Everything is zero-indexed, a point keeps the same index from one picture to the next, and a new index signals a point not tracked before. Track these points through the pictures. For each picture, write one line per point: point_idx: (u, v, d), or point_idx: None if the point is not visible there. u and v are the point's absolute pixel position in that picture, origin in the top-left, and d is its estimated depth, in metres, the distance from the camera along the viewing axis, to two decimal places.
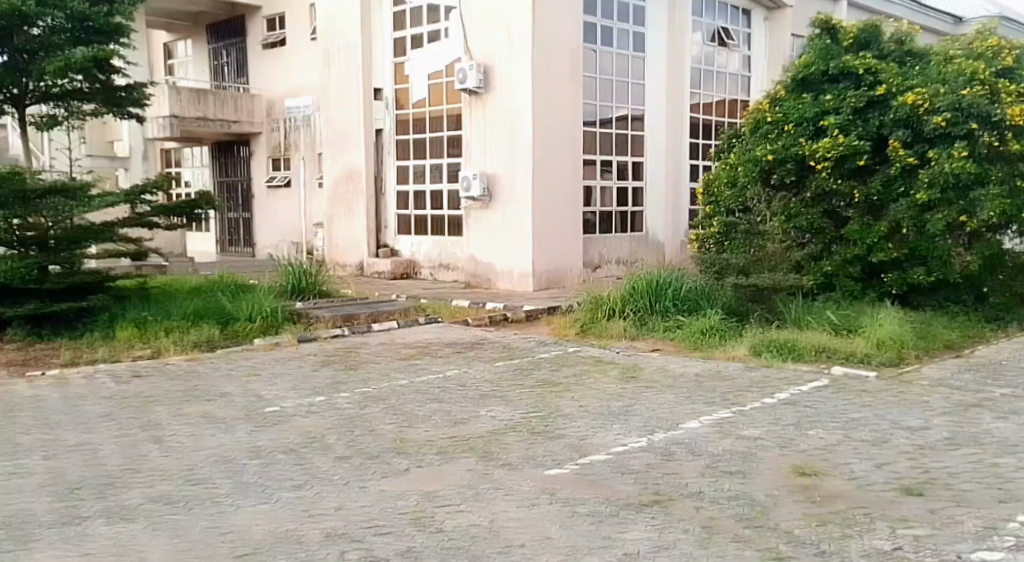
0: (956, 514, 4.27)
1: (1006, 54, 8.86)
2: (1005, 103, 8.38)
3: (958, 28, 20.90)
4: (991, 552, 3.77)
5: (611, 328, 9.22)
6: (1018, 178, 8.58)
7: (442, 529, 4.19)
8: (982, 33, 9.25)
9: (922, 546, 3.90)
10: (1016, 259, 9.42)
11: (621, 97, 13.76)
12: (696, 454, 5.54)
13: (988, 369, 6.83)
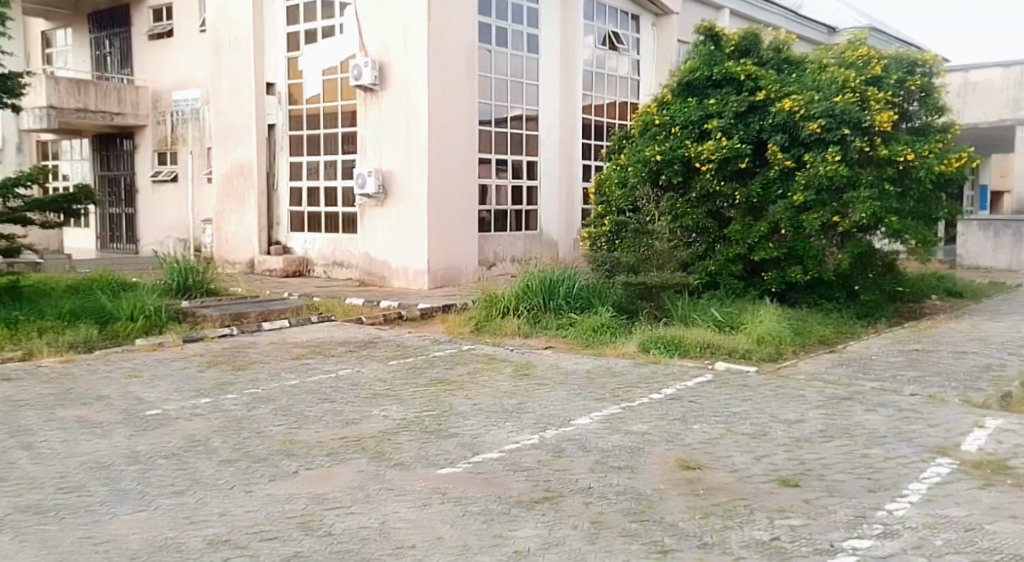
0: (829, 504, 4.46)
1: (875, 63, 9.32)
2: (874, 110, 8.83)
3: (832, 38, 21.83)
4: (860, 539, 3.94)
5: (505, 326, 9.22)
6: (886, 181, 8.91)
7: (331, 532, 4.01)
8: (853, 42, 9.74)
9: (798, 534, 4.04)
10: (886, 259, 9.83)
11: (516, 97, 13.79)
12: (586, 450, 5.58)
13: (857, 364, 7.21)
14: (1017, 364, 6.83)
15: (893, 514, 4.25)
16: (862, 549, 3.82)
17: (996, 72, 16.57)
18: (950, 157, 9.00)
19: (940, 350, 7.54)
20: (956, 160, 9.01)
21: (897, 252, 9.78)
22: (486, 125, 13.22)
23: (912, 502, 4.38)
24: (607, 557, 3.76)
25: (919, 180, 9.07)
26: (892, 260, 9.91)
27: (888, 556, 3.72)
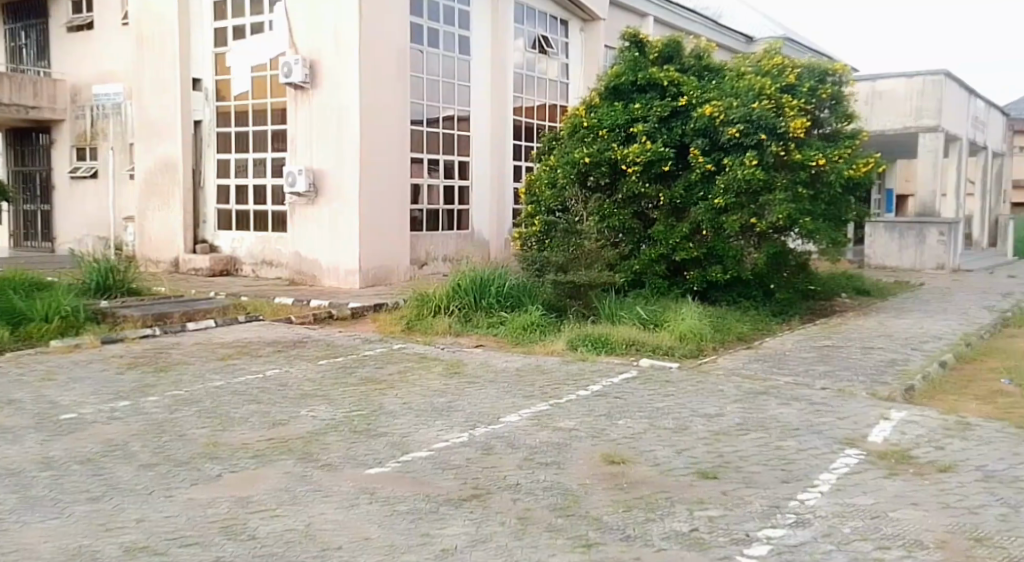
0: (745, 494, 4.62)
1: (789, 71, 9.68)
2: (788, 116, 9.17)
3: (750, 46, 22.26)
4: (774, 529, 4.10)
5: (437, 325, 9.21)
6: (800, 185, 9.28)
7: (254, 536, 3.94)
8: (768, 51, 10.07)
9: (716, 525, 4.18)
10: (800, 258, 10.20)
11: (448, 98, 13.78)
12: (514, 447, 5.63)
13: (773, 359, 7.48)
14: (919, 358, 7.21)
15: (804, 503, 4.43)
16: (775, 538, 3.97)
17: (900, 83, 16.93)
18: (857, 162, 9.43)
19: (850, 345, 7.89)
20: (864, 165, 9.44)
21: (809, 253, 10.19)
22: (417, 124, 13.17)
23: (822, 491, 4.57)
24: (533, 553, 3.80)
25: (829, 183, 9.46)
26: (806, 259, 10.25)
27: (799, 544, 3.88)
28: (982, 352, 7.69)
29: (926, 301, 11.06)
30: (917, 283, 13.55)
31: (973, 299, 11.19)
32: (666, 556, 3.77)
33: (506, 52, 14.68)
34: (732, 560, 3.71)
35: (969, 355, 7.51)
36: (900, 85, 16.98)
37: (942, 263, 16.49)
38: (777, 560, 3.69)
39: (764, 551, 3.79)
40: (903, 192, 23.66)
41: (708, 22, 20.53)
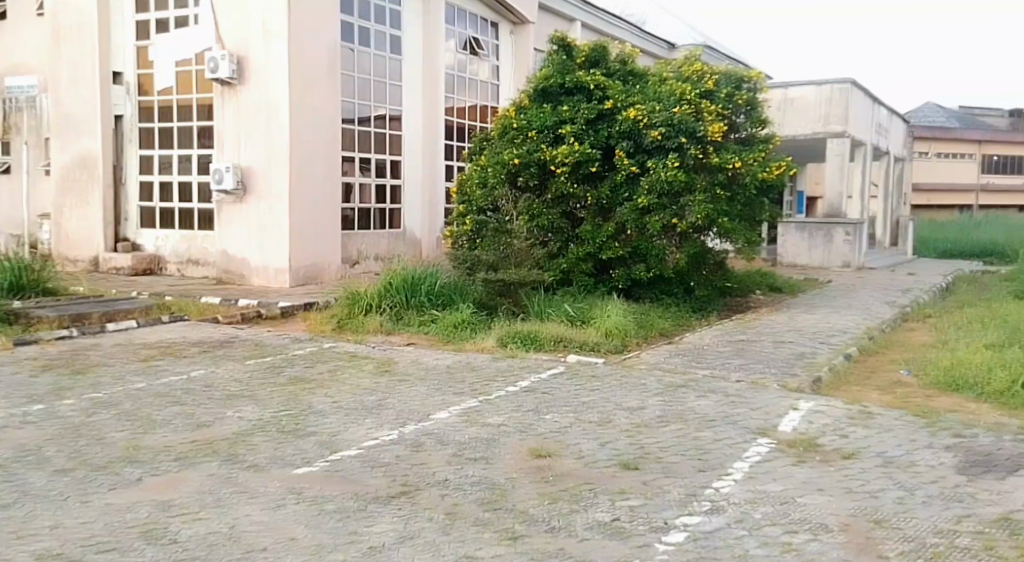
0: (664, 484, 4.80)
1: (708, 78, 10.00)
2: (707, 121, 9.50)
3: (671, 53, 22.50)
4: (691, 516, 4.27)
5: (368, 324, 9.18)
6: (718, 187, 9.62)
7: (175, 540, 3.89)
8: (688, 58, 10.38)
9: (637, 515, 4.33)
10: (718, 257, 10.60)
11: (379, 96, 13.72)
12: (444, 443, 5.69)
13: (694, 354, 7.74)
14: (827, 351, 7.59)
15: (720, 491, 4.62)
16: (692, 526, 4.14)
17: (808, 90, 17.18)
18: (771, 166, 9.82)
19: (764, 339, 8.24)
20: (777, 168, 9.83)
21: (726, 252, 10.58)
22: (348, 123, 13.06)
23: (737, 479, 4.77)
24: (460, 546, 3.87)
25: (744, 185, 9.84)
26: (723, 257, 10.66)
27: (714, 531, 4.06)
28: (885, 345, 8.14)
29: (833, 297, 11.61)
30: (825, 280, 14.20)
31: (877, 295, 11.80)
32: (589, 546, 3.89)
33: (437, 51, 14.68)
34: (651, 548, 3.86)
35: (874, 348, 7.94)
36: (811, 92, 17.12)
37: (848, 262, 16.90)
38: (693, 546, 3.86)
39: (681, 538, 3.96)
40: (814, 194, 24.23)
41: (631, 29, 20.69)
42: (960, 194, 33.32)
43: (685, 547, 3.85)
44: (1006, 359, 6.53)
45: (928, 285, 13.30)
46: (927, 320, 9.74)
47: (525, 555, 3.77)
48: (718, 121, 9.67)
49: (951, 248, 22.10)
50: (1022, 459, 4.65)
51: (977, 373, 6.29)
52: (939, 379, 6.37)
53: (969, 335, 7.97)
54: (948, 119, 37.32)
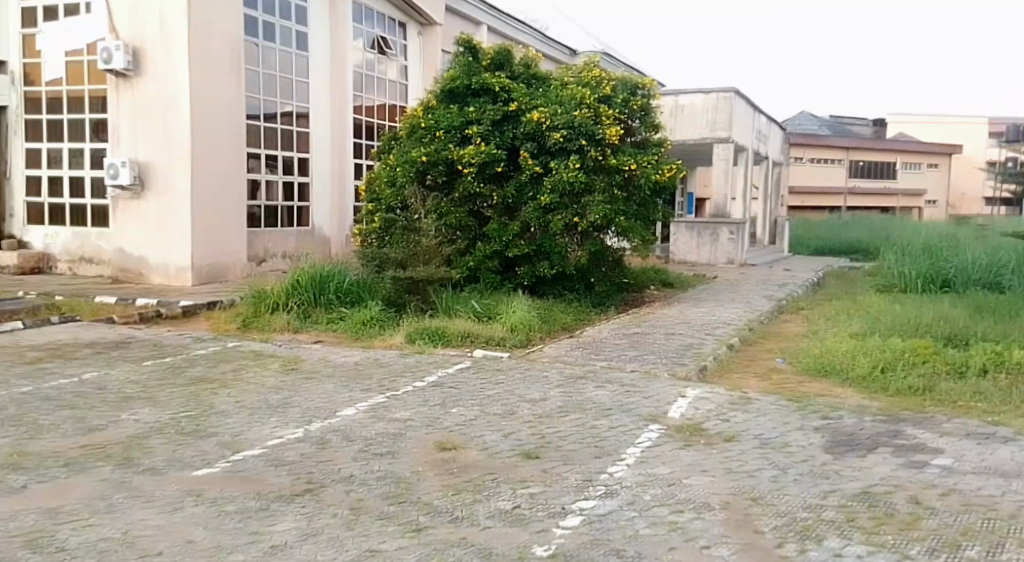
0: (563, 471, 5.01)
1: (607, 83, 10.33)
2: (606, 124, 9.85)
3: (573, 58, 22.63)
4: (587, 501, 4.49)
5: (275, 322, 9.08)
6: (616, 188, 9.97)
7: (65, 548, 3.82)
8: (588, 64, 10.71)
9: (537, 502, 4.51)
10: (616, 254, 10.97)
11: (286, 93, 13.53)
12: (350, 439, 5.73)
13: (592, 346, 8.05)
14: (712, 342, 8.05)
15: (614, 476, 4.87)
16: (587, 509, 4.36)
17: (698, 98, 17.19)
18: (663, 168, 10.26)
19: (656, 332, 8.64)
20: (668, 171, 10.28)
21: (624, 250, 10.97)
22: (253, 119, 12.80)
23: (630, 464, 5.03)
24: (363, 541, 3.95)
25: (639, 188, 10.24)
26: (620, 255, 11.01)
27: (607, 513, 4.28)
28: (764, 335, 8.69)
29: (718, 291, 12.27)
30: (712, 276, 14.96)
31: (759, 289, 12.56)
32: (490, 534, 4.04)
33: (344, 48, 14.56)
34: (549, 533, 4.04)
35: (753, 338, 8.47)
36: (699, 100, 17.19)
37: (732, 258, 17.37)
38: (588, 529, 4.07)
39: (577, 522, 4.17)
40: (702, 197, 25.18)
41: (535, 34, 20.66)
42: (829, 197, 35.42)
43: (581, 530, 4.06)
44: (868, 346, 7.11)
45: (803, 280, 14.21)
46: (801, 312, 10.45)
47: (427, 546, 3.89)
48: (616, 124, 10.03)
49: (821, 247, 23.39)
50: (880, 437, 5.11)
51: (844, 359, 6.83)
52: (811, 365, 6.88)
53: (838, 325, 8.62)
54: (818, 127, 39.77)
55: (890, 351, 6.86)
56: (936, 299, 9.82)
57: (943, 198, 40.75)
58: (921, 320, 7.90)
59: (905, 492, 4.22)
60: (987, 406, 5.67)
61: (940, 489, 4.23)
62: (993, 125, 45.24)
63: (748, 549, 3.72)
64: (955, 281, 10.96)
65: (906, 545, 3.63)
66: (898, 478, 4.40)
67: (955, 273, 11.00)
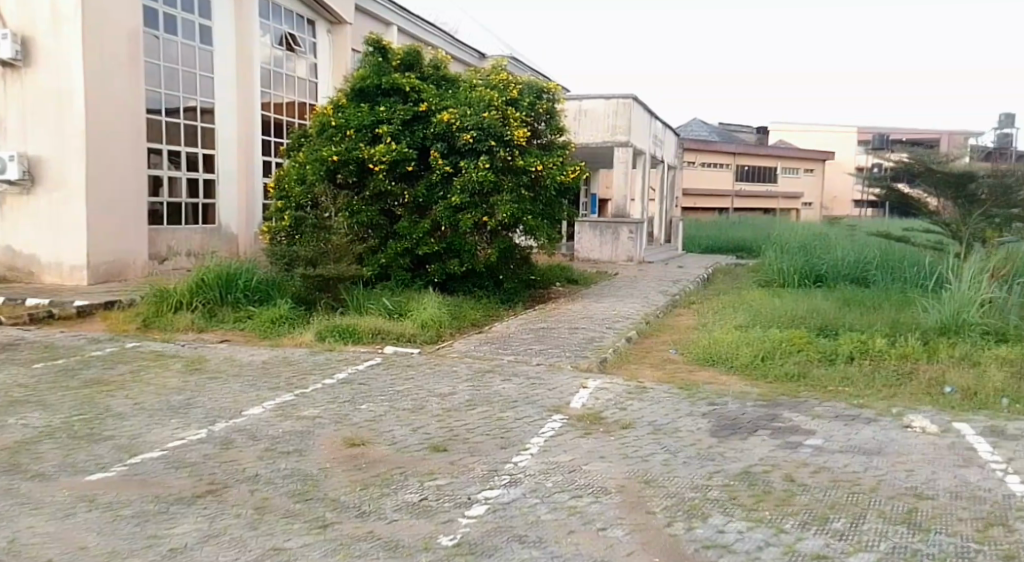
0: (469, 462, 5.12)
1: (515, 86, 10.55)
2: (513, 126, 10.08)
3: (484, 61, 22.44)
4: (492, 490, 4.60)
5: (178, 322, 8.86)
6: (523, 188, 10.22)
7: None
8: (496, 67, 10.89)
9: (443, 493, 4.61)
10: (525, 252, 11.21)
11: (188, 88, 13.16)
12: (255, 438, 5.68)
13: (500, 342, 8.23)
14: (612, 335, 8.38)
15: (518, 465, 5.01)
16: (492, 498, 4.48)
17: (601, 104, 17.64)
18: (568, 169, 10.58)
19: (561, 326, 8.90)
20: (573, 172, 10.62)
21: (531, 247, 11.22)
22: (154, 113, 12.40)
23: (532, 454, 5.19)
24: (267, 540, 3.97)
25: (545, 188, 10.52)
26: (529, 252, 11.29)
27: (511, 501, 4.42)
28: (659, 328, 9.09)
29: (619, 287, 12.73)
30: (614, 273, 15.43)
31: (655, 285, 13.09)
32: (396, 527, 4.12)
33: (250, 42, 14.25)
34: (455, 522, 4.15)
35: (648, 331, 8.85)
36: (601, 106, 17.67)
37: (632, 256, 17.90)
38: (492, 518, 4.20)
39: (482, 511, 4.28)
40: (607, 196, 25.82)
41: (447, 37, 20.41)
42: (717, 198, 36.51)
43: (485, 519, 4.18)
44: (750, 337, 7.56)
45: (697, 277, 14.83)
46: (692, 306, 10.96)
47: (333, 541, 3.94)
48: (523, 126, 10.28)
49: (711, 244, 24.31)
50: (760, 421, 5.49)
51: (729, 349, 7.25)
52: (700, 355, 7.29)
53: (725, 318, 9.11)
54: (709, 134, 41.23)
55: (770, 341, 7.32)
56: (811, 293, 10.51)
57: (818, 202, 43.55)
58: (798, 313, 8.47)
59: (781, 471, 4.57)
60: (852, 390, 6.19)
61: (812, 466, 4.60)
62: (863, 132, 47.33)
63: (640, 530, 3.94)
64: (828, 277, 11.77)
65: (781, 519, 3.93)
66: (775, 458, 4.76)
67: (828, 270, 11.83)
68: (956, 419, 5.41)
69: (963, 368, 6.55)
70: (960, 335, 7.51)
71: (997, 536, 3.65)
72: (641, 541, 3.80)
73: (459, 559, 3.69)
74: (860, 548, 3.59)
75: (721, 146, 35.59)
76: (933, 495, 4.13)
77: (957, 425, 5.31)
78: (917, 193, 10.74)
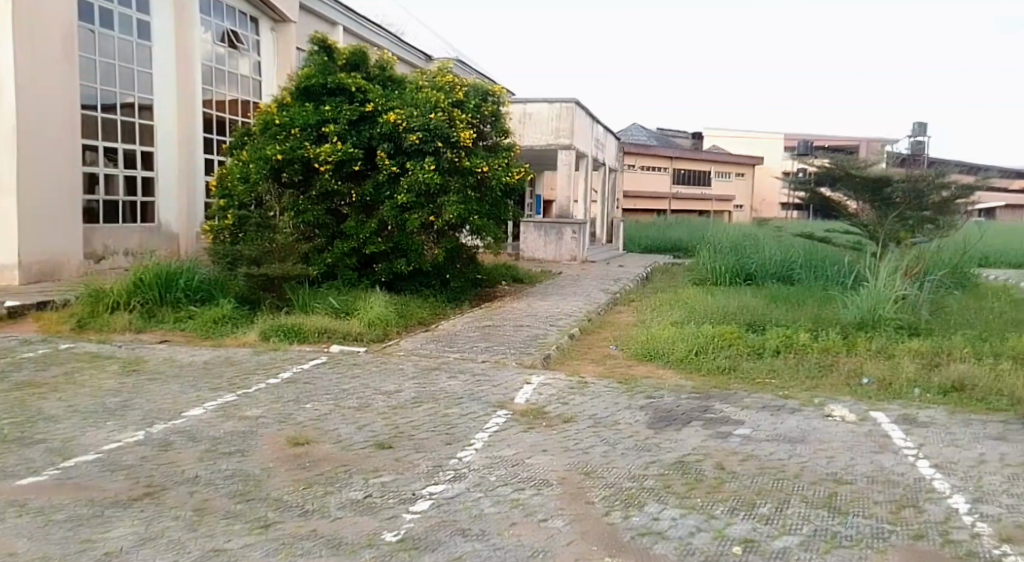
0: (415, 459, 5.10)
1: (460, 88, 10.65)
2: (460, 128, 10.18)
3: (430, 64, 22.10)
4: (437, 486, 4.60)
5: (115, 322, 8.69)
6: (469, 189, 10.34)
7: None
8: (442, 70, 10.97)
9: (387, 489, 4.57)
10: (471, 251, 11.33)
11: (125, 84, 12.84)
12: (195, 440, 5.55)
13: (446, 339, 8.32)
14: (555, 332, 8.56)
15: (463, 460, 5.03)
16: (438, 494, 4.48)
17: (542, 107, 17.83)
18: (513, 170, 10.75)
19: (506, 324, 9.05)
20: (518, 174, 10.79)
21: (476, 247, 11.35)
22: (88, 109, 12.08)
23: (477, 448, 5.25)
24: (206, 542, 3.87)
25: (491, 189, 10.66)
26: (475, 252, 11.42)
27: (456, 496, 4.43)
28: (600, 325, 9.32)
29: (561, 285, 12.99)
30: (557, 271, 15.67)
31: (597, 282, 13.37)
32: (339, 525, 4.07)
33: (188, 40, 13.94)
34: (398, 518, 4.14)
35: (590, 328, 9.08)
36: (544, 109, 17.85)
37: (575, 256, 18.19)
38: (436, 512, 4.21)
39: (428, 507, 4.28)
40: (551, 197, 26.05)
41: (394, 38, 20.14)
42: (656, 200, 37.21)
43: (429, 513, 4.19)
44: (685, 332, 7.82)
45: (638, 276, 15.17)
46: (632, 303, 11.25)
47: (274, 541, 3.87)
48: (470, 128, 10.39)
49: (649, 244, 24.78)
50: (693, 413, 5.74)
51: (666, 344, 7.50)
52: (638, 350, 7.53)
53: (662, 314, 9.39)
54: (649, 139, 41.99)
55: (702, 336, 7.58)
56: (741, 291, 10.89)
57: (746, 203, 44.38)
58: (729, 309, 8.80)
59: (712, 459, 4.79)
60: (778, 382, 6.51)
61: (741, 455, 4.84)
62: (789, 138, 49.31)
63: (581, 519, 4.04)
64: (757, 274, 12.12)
65: (712, 506, 4.13)
66: (706, 448, 4.98)
67: (757, 268, 12.19)
68: (872, 408, 5.75)
69: (879, 360, 6.94)
70: (876, 329, 7.91)
71: (908, 516, 3.92)
72: (582, 530, 3.91)
73: (403, 554, 3.70)
74: (785, 531, 3.80)
75: (659, 150, 36.25)
76: (851, 480, 4.41)
77: (873, 413, 5.65)
78: (838, 197, 11.45)
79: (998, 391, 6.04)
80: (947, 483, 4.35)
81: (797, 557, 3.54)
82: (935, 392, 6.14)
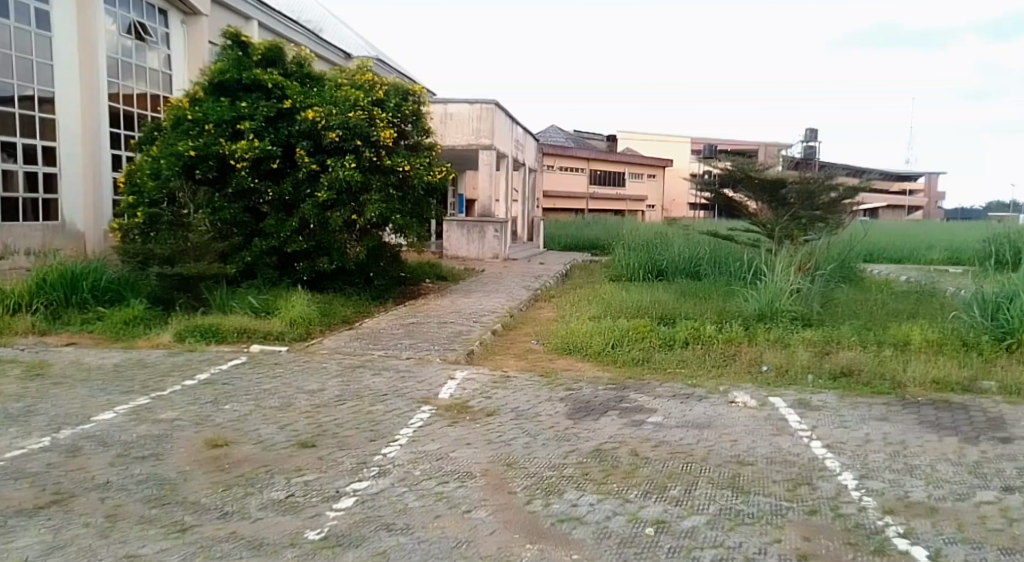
0: (338, 456, 5.06)
1: (382, 88, 10.63)
2: (379, 127, 10.18)
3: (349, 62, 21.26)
4: (360, 482, 4.62)
5: (16, 324, 8.27)
6: (391, 187, 10.39)
7: None
8: (363, 68, 10.93)
9: (310, 488, 4.55)
10: (393, 250, 11.42)
11: (25, 77, 10.49)
12: (107, 445, 5.28)
13: (370, 337, 8.34)
14: (479, 328, 8.70)
15: (385, 456, 5.05)
16: (360, 490, 4.51)
17: (463, 107, 17.86)
18: (436, 170, 10.80)
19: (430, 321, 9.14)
20: (439, 172, 10.83)
21: (401, 246, 11.46)
22: (5, 106, 10.19)
23: (402, 444, 5.26)
24: (119, 549, 3.79)
25: (413, 188, 10.70)
26: (398, 250, 11.52)
27: (379, 491, 4.49)
28: (522, 321, 9.52)
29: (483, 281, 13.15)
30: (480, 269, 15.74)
31: (519, 280, 13.55)
32: (259, 525, 4.06)
33: (99, 16, 11.45)
34: (321, 517, 4.16)
35: (512, 323, 9.25)
36: (465, 109, 17.91)
37: (498, 253, 18.33)
38: (360, 509, 4.25)
39: (349, 504, 4.30)
40: (471, 197, 26.03)
41: (310, 34, 18.79)
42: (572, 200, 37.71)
43: (353, 510, 4.23)
44: (601, 326, 8.09)
45: (555, 272, 15.48)
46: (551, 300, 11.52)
47: (191, 545, 3.83)
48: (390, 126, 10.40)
49: (568, 243, 25.29)
50: (610, 402, 6.00)
51: (584, 338, 7.75)
52: (560, 344, 7.75)
53: (580, 309, 9.68)
54: (567, 141, 42.72)
55: (617, 330, 7.86)
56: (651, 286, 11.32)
57: (660, 205, 46.03)
58: (642, 303, 9.14)
59: (627, 447, 5.04)
60: (687, 371, 6.85)
61: (652, 441, 5.11)
62: (698, 142, 51.17)
63: (502, 509, 4.18)
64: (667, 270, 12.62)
65: (627, 490, 4.35)
66: (622, 436, 5.23)
67: (667, 263, 12.69)
68: (771, 394, 6.14)
69: (777, 349, 7.37)
70: (774, 321, 8.40)
71: (804, 494, 4.25)
72: (503, 519, 4.06)
73: (325, 552, 3.75)
74: (693, 512, 4.05)
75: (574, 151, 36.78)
76: (752, 461, 4.74)
77: (772, 399, 6.03)
78: (739, 197, 11.96)
79: (881, 375, 6.54)
80: (838, 462, 4.72)
81: (704, 535, 3.79)
82: (826, 377, 6.59)
